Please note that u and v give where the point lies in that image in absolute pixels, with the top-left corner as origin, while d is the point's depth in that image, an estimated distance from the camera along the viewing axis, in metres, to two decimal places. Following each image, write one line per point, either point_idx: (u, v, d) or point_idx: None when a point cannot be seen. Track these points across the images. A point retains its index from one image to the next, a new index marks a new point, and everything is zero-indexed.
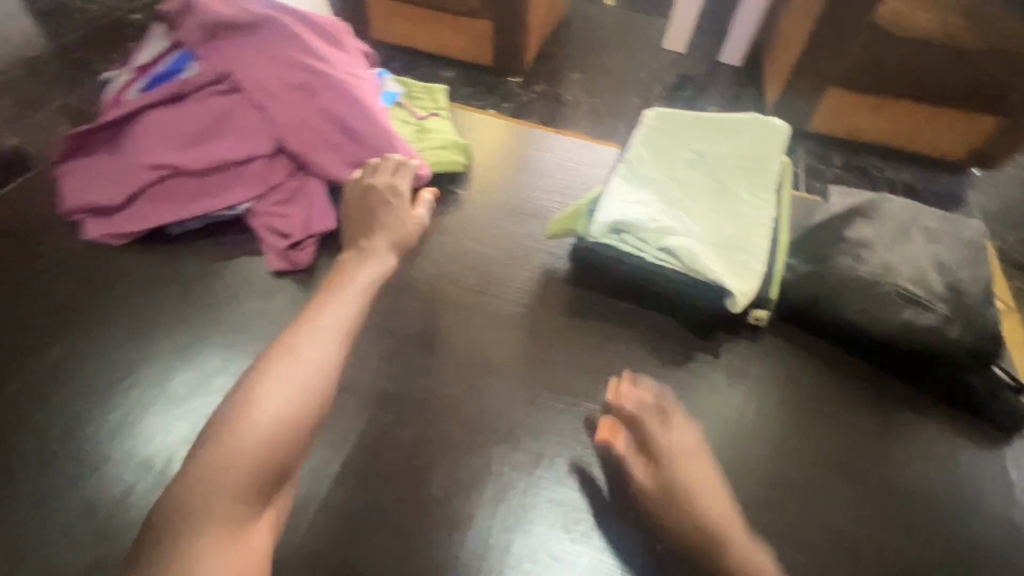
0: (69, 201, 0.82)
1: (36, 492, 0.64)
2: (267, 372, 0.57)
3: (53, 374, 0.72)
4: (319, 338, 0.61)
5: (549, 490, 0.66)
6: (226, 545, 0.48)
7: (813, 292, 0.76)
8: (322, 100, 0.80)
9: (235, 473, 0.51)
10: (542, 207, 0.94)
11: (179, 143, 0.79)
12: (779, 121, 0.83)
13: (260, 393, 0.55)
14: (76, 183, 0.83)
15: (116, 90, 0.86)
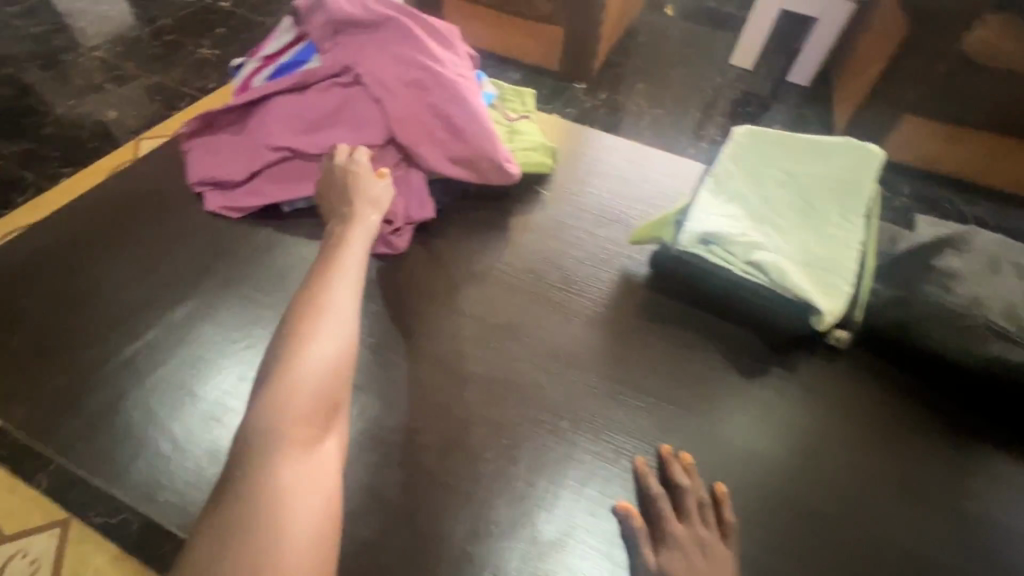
0: (196, 174, 0.90)
1: (156, 430, 0.68)
2: (304, 324, 0.59)
3: (147, 328, 0.76)
4: (345, 290, 0.64)
5: (599, 487, 0.68)
6: (302, 463, 0.50)
7: (896, 316, 0.77)
8: (433, 98, 0.86)
9: (294, 405, 0.53)
10: (622, 214, 0.97)
11: (299, 128, 0.86)
12: (872, 148, 0.84)
13: (305, 340, 0.57)
14: (202, 158, 0.91)
15: (244, 77, 0.94)
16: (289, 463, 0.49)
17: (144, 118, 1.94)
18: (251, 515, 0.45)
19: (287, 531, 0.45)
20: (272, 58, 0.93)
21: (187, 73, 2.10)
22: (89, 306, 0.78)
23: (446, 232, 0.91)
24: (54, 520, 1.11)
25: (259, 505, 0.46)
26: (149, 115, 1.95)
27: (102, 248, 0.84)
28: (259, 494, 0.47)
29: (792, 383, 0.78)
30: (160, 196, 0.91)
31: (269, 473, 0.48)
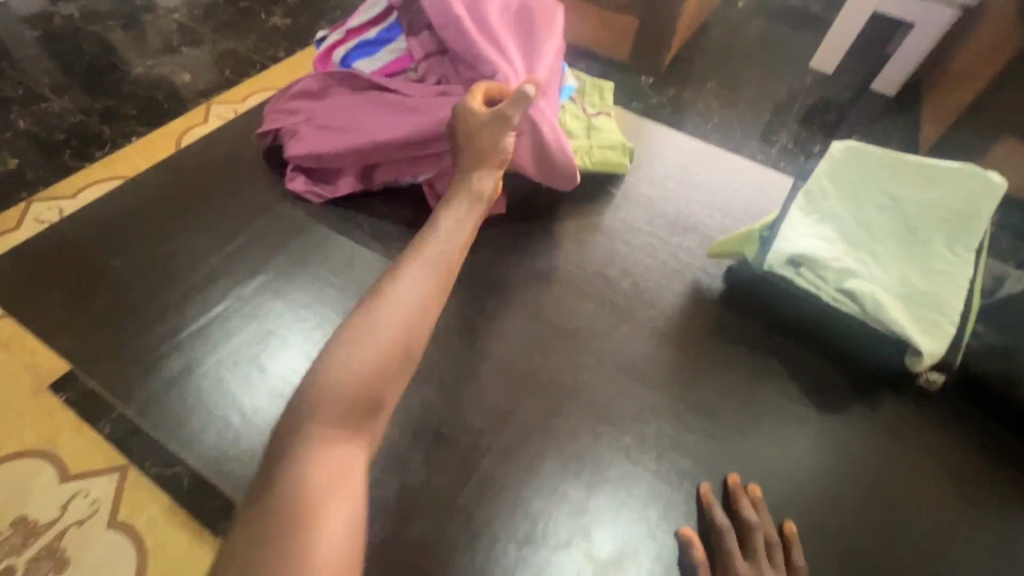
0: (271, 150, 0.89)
1: (223, 398, 0.70)
2: (379, 306, 0.61)
3: (219, 295, 0.78)
4: (418, 275, 0.65)
5: (654, 507, 0.65)
6: (330, 452, 0.52)
7: (999, 363, 0.71)
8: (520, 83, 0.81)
9: (345, 390, 0.55)
10: (697, 223, 0.92)
11: (381, 106, 0.83)
12: (994, 177, 0.76)
13: (376, 322, 0.60)
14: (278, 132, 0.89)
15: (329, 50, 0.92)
16: (317, 454, 0.51)
17: (214, 83, 1.98)
18: (278, 504, 0.47)
19: (311, 511, 0.47)
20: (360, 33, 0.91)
21: (255, 42, 2.14)
22: (166, 272, 0.79)
23: (513, 226, 0.89)
24: (114, 464, 1.17)
25: (289, 479, 0.49)
26: (218, 80, 1.99)
27: (181, 216, 0.86)
28: (287, 478, 0.49)
29: (871, 420, 0.73)
30: (237, 168, 0.92)
31: (303, 457, 0.51)
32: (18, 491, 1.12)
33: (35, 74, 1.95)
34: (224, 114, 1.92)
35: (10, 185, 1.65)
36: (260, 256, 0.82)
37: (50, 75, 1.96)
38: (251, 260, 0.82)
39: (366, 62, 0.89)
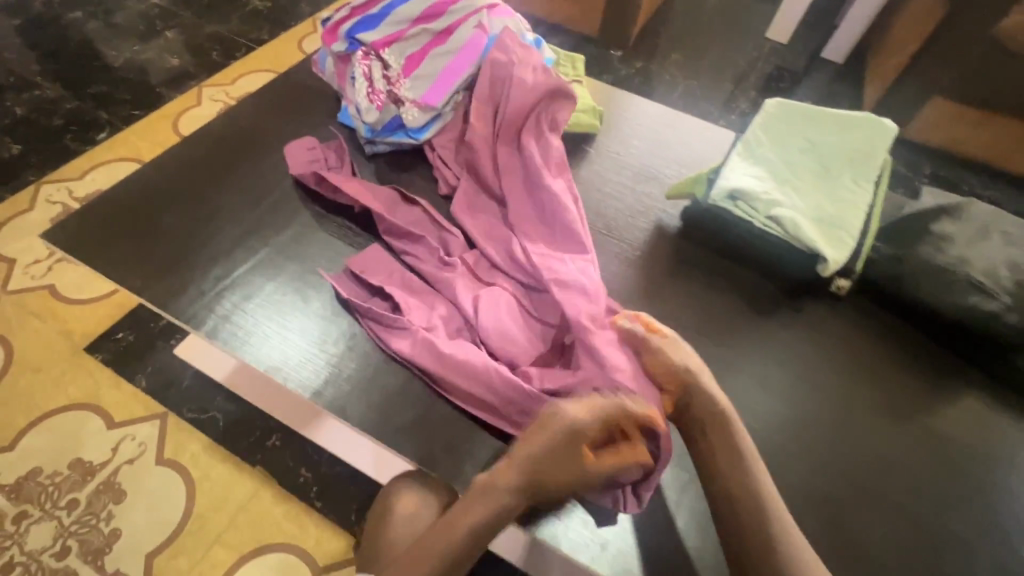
0: (297, 167, 0.98)
1: (272, 320, 0.84)
2: (437, 534, 0.64)
3: (259, 243, 0.92)
4: (472, 515, 0.64)
5: None
6: None
7: (892, 269, 0.90)
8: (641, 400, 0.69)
9: None
10: (658, 172, 1.10)
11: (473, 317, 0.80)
12: (889, 123, 0.96)
13: (428, 547, 0.64)
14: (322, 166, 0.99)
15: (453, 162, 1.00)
16: None
17: (204, 67, 2.06)
18: None
19: None
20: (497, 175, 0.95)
21: (240, 26, 2.21)
22: (212, 226, 0.93)
23: None
24: (154, 411, 1.30)
25: None
26: (208, 64, 2.06)
27: (217, 180, 0.99)
28: None
29: (798, 320, 0.91)
30: (261, 140, 1.06)
31: None
32: (71, 438, 1.26)
33: (25, 62, 2.00)
34: (217, 96, 2.01)
35: (18, 170, 1.73)
36: (290, 210, 0.96)
37: (40, 63, 2.01)
38: (281, 214, 0.96)
39: (368, 34, 1.03)
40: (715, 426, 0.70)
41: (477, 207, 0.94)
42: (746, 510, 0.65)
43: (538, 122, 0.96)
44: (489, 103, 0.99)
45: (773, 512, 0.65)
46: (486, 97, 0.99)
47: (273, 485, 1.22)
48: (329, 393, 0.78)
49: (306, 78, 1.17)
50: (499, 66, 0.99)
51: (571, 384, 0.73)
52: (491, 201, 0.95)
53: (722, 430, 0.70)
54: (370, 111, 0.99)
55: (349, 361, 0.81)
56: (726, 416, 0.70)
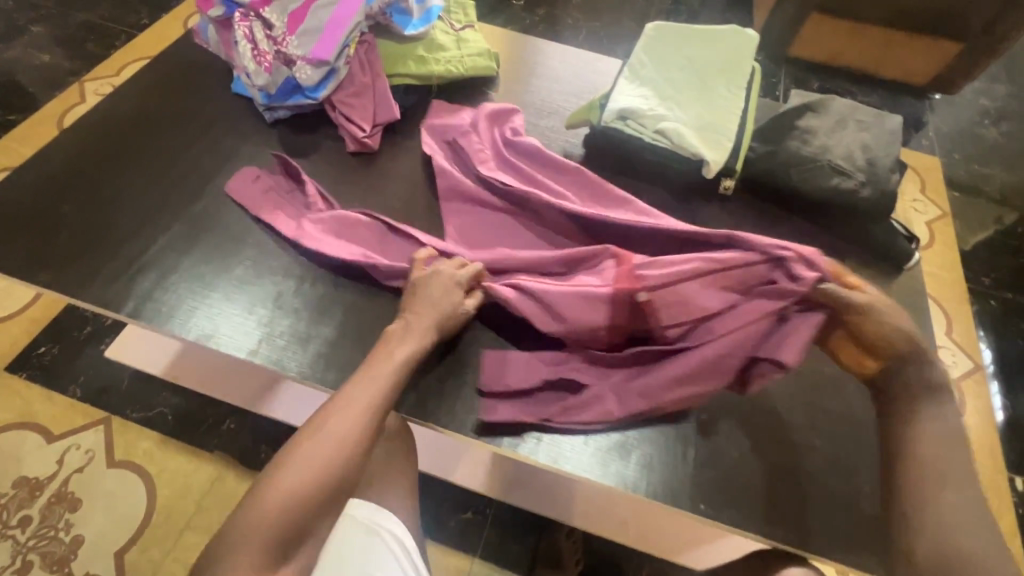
0: (257, 202, 0.92)
1: (194, 292, 0.85)
2: (351, 395, 0.68)
3: (167, 222, 0.91)
4: (382, 376, 0.70)
5: None
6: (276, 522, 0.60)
7: (766, 166, 0.99)
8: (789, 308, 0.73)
9: (310, 468, 0.63)
10: (559, 106, 1.15)
11: (540, 312, 0.79)
12: (751, 35, 1.07)
13: (346, 408, 0.67)
14: (293, 211, 0.92)
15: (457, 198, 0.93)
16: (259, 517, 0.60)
17: (79, 61, 1.89)
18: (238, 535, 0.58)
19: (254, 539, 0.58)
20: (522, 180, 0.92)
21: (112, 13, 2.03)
22: (116, 213, 0.91)
23: (409, 133, 1.06)
24: (96, 418, 1.27)
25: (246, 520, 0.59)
26: (82, 58, 1.90)
27: (114, 168, 0.96)
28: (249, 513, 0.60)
29: (695, 222, 1.00)
30: (154, 121, 1.03)
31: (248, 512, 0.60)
32: (10, 459, 1.22)
33: None
34: (101, 90, 1.86)
35: None
36: (196, 187, 0.95)
37: None
38: (188, 191, 0.95)
39: None
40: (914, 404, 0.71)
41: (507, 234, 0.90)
42: (936, 472, 0.65)
43: (513, 133, 0.98)
44: (462, 132, 0.97)
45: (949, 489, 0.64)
46: (458, 137, 0.97)
47: (235, 465, 1.24)
48: (263, 351, 0.81)
49: (191, 53, 1.13)
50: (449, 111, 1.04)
51: (721, 326, 0.74)
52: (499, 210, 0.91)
53: (928, 404, 0.70)
54: (260, 73, 0.99)
55: (278, 320, 0.83)
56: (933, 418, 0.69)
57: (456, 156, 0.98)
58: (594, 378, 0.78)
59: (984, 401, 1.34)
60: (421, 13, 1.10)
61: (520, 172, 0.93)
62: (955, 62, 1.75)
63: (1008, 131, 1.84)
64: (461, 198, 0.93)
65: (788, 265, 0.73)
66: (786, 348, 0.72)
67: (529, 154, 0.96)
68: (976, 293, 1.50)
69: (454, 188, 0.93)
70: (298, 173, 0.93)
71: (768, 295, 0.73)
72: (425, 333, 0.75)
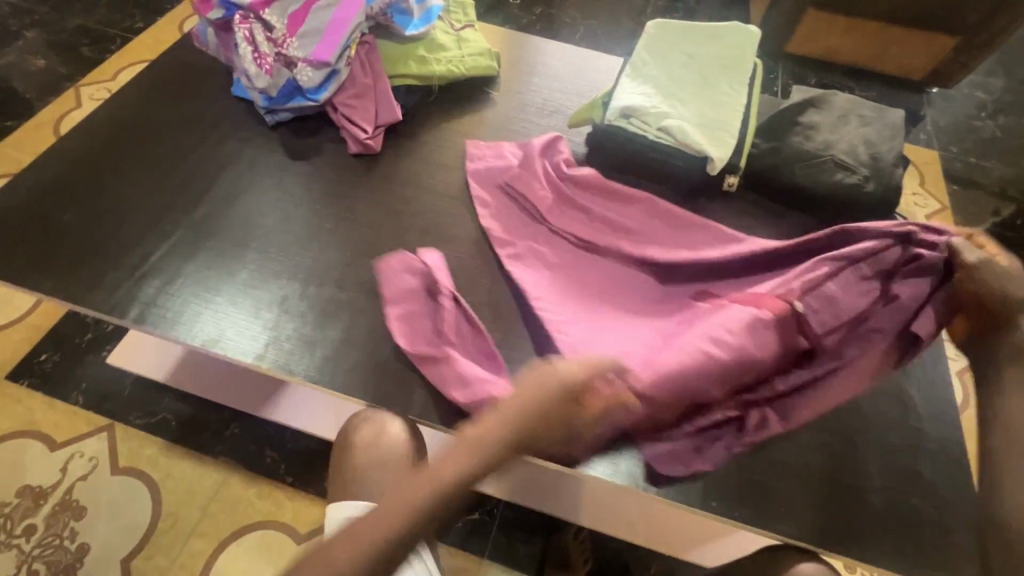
0: (399, 297, 0.82)
1: (200, 297, 0.84)
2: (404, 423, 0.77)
3: (171, 226, 0.91)
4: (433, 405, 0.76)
5: None
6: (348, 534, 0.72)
7: (769, 163, 0.99)
8: (920, 288, 0.75)
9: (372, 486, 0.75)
10: (561, 105, 1.15)
11: (699, 375, 0.70)
12: (753, 32, 1.07)
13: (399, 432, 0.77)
14: (422, 314, 0.81)
15: (537, 256, 0.90)
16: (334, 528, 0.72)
17: (75, 67, 1.88)
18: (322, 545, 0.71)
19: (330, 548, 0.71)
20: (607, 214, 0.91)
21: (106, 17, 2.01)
22: (119, 219, 0.90)
23: (411, 133, 1.06)
24: (99, 425, 1.26)
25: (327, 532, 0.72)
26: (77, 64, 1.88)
27: (115, 174, 0.95)
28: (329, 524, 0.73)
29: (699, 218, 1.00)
30: (154, 126, 1.02)
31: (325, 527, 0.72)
32: (12, 468, 1.21)
33: None
34: (97, 95, 1.85)
35: None
36: (198, 191, 0.95)
37: None
38: (191, 196, 0.94)
39: None
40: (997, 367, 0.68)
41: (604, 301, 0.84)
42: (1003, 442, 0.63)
43: (565, 166, 0.95)
44: (528, 185, 0.93)
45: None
46: (514, 184, 0.94)
47: (241, 469, 1.24)
48: (270, 355, 0.80)
49: (189, 56, 1.12)
50: (494, 155, 1.01)
51: (865, 319, 0.76)
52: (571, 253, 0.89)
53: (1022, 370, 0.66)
54: (261, 76, 0.98)
55: (285, 324, 0.83)
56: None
57: (516, 210, 0.95)
58: (742, 406, 0.75)
59: None
60: (421, 13, 1.09)
61: (584, 211, 0.91)
62: (953, 56, 1.75)
63: (1005, 123, 1.85)
64: (540, 260, 0.89)
65: (915, 240, 0.75)
66: (932, 319, 0.75)
67: (597, 190, 0.93)
68: None
69: (533, 251, 0.90)
70: (441, 283, 0.81)
71: (903, 277, 0.76)
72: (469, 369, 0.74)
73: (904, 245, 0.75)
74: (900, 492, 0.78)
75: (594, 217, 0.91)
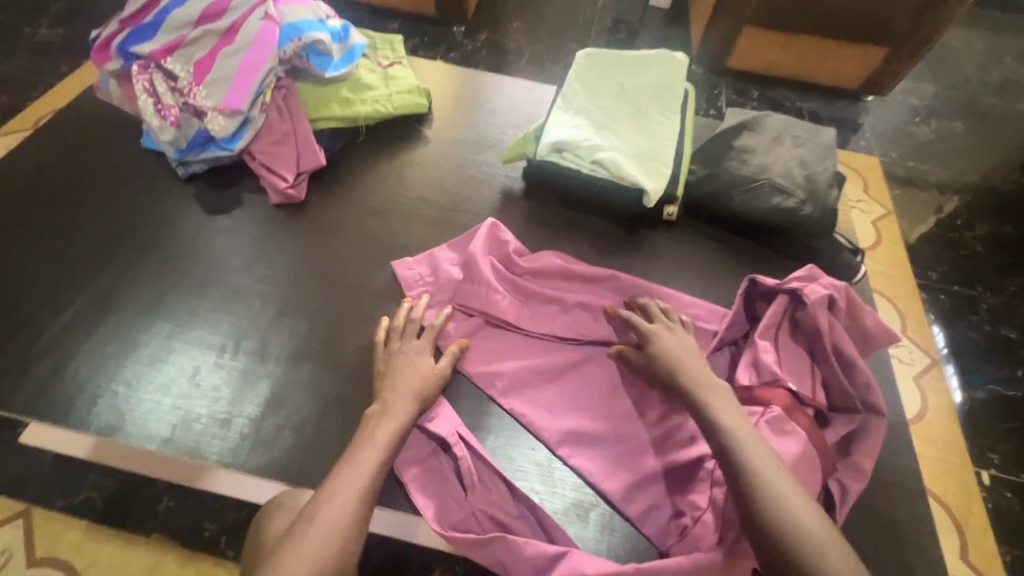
0: (407, 458, 0.73)
1: (101, 377, 0.76)
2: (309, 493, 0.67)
3: (72, 297, 0.82)
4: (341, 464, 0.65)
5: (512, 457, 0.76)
6: None
7: (707, 189, 0.98)
8: (816, 334, 0.77)
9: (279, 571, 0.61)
10: (496, 139, 1.11)
11: None
12: (681, 57, 1.06)
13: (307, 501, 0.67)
14: (438, 474, 0.73)
15: (529, 375, 0.81)
16: None
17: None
18: None
19: None
20: (577, 303, 0.86)
21: (10, 49, 1.82)
22: (11, 293, 0.82)
23: (340, 178, 1.01)
24: (13, 512, 1.07)
25: None
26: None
27: (9, 241, 0.87)
28: None
29: (643, 250, 0.96)
30: (56, 186, 0.94)
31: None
32: None
33: None
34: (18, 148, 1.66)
35: None
36: (103, 256, 0.87)
37: None
38: (94, 262, 0.86)
39: (143, 44, 0.93)
40: (705, 394, 0.67)
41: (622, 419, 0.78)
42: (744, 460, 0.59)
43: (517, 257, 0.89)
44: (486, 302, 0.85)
45: (783, 494, 0.56)
46: (470, 299, 0.85)
47: (177, 547, 1.05)
48: (181, 437, 0.73)
49: (98, 109, 1.05)
50: (429, 270, 0.89)
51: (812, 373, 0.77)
52: (557, 370, 0.83)
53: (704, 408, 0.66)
54: (165, 128, 0.92)
55: (197, 399, 0.75)
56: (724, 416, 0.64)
57: (480, 326, 0.85)
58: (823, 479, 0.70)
59: (943, 395, 1.35)
60: (343, 52, 1.04)
61: (554, 305, 0.86)
62: (882, 66, 1.81)
63: (938, 127, 1.91)
64: (531, 382, 0.81)
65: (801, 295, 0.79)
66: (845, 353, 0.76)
67: (554, 274, 0.89)
68: (927, 289, 1.53)
69: (522, 374, 0.81)
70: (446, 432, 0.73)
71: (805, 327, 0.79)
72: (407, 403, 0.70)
73: (798, 300, 0.80)
74: (862, 532, 0.75)
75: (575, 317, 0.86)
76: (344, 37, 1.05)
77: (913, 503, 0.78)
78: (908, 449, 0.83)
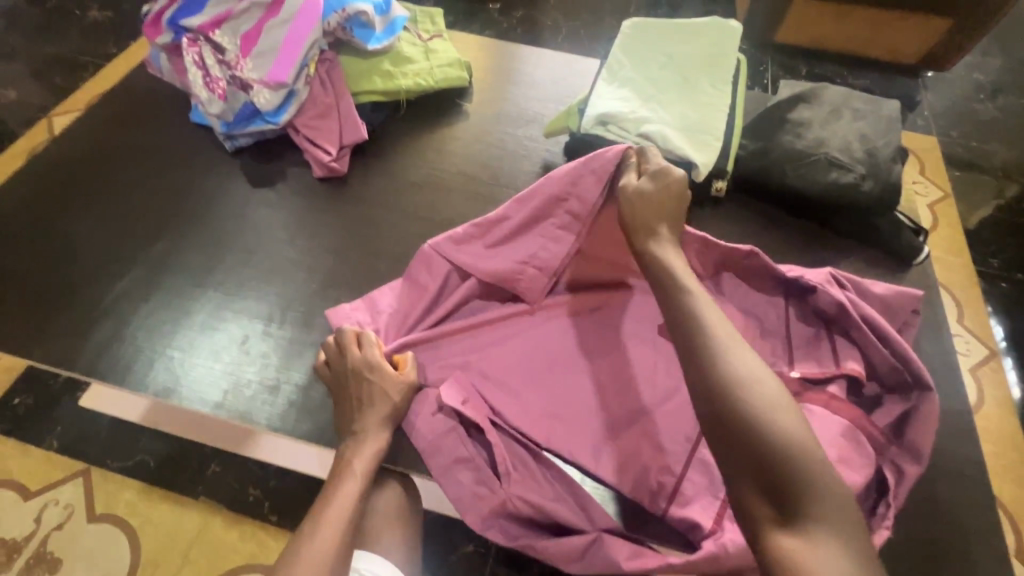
0: (438, 448, 0.70)
1: (156, 342, 0.79)
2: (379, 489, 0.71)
3: (129, 266, 0.85)
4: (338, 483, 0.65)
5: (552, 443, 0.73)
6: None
7: (757, 165, 0.94)
8: (836, 313, 0.73)
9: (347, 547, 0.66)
10: (537, 113, 1.09)
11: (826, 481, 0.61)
12: (734, 27, 1.01)
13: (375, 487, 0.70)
14: (467, 463, 0.69)
15: (543, 366, 0.77)
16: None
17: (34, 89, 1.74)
18: None
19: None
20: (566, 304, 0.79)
21: (64, 33, 1.87)
22: (74, 260, 0.86)
23: (382, 152, 1.01)
24: (75, 470, 1.13)
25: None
26: (29, 82, 1.74)
27: (70, 213, 0.90)
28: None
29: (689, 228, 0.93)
30: (112, 159, 0.97)
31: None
32: None
33: None
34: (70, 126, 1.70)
35: None
36: (158, 227, 0.90)
37: None
38: (149, 233, 0.89)
39: (192, 17, 0.95)
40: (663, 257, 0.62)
41: (611, 391, 0.74)
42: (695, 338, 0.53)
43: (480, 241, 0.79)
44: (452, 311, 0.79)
45: (755, 384, 0.49)
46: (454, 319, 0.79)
47: (223, 510, 1.10)
48: (233, 402, 0.75)
49: (150, 85, 1.08)
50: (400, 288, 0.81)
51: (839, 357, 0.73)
52: (562, 363, 0.77)
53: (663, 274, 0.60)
54: (214, 101, 0.94)
55: (247, 367, 0.77)
56: (686, 285, 0.58)
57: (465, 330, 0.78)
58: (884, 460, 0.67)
59: (1001, 388, 1.28)
60: (384, 25, 1.04)
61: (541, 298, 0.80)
62: (946, 38, 1.69)
63: (1005, 104, 1.78)
64: (517, 385, 0.75)
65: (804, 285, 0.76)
66: (871, 326, 0.71)
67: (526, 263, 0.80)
68: (987, 275, 1.44)
69: (512, 382, 0.75)
70: (475, 417, 0.70)
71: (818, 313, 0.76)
72: (380, 427, 0.67)
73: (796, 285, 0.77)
74: (919, 520, 0.72)
75: (552, 309, 0.79)
76: (386, 10, 1.05)
77: (972, 496, 0.74)
78: (970, 439, 0.79)
